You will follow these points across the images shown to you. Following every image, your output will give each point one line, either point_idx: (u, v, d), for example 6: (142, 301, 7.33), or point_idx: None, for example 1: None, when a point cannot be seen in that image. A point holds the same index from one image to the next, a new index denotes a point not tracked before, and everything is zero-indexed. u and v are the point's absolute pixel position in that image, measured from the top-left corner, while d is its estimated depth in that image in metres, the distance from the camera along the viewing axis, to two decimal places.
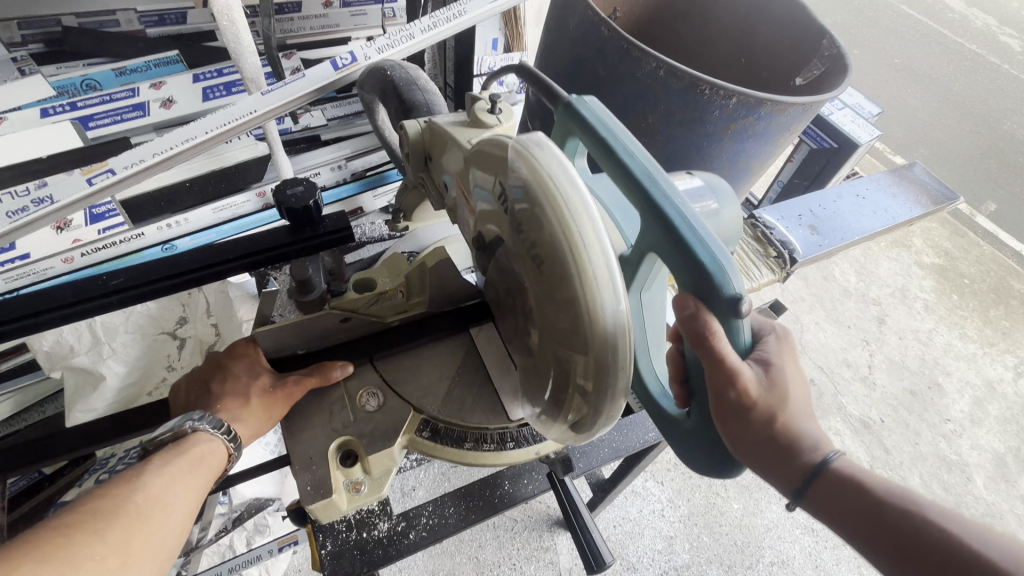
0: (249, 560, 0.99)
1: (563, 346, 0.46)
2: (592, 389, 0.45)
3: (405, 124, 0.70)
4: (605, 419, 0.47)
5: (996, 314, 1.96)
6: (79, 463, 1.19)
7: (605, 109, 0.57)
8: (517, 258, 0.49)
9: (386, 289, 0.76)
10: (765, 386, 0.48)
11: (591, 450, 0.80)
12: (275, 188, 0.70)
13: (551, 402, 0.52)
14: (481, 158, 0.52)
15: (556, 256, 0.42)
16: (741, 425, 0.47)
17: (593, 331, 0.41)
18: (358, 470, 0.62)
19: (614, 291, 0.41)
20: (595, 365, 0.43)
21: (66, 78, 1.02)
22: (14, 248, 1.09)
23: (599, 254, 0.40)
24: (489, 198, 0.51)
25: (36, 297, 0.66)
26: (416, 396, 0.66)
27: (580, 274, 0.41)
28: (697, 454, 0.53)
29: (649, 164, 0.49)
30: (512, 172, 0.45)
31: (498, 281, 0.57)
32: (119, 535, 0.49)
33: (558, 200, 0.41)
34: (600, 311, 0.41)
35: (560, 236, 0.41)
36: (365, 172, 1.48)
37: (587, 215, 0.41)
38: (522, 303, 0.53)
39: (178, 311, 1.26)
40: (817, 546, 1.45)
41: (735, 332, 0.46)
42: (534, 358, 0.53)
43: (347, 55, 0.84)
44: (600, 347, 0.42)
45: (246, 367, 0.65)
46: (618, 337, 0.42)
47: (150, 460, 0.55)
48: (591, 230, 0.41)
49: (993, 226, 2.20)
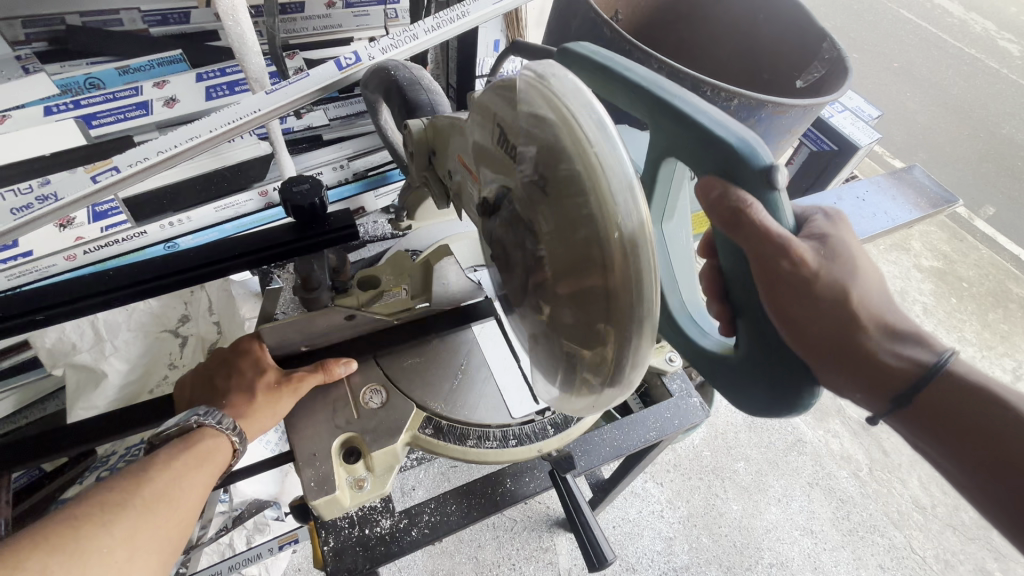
0: (250, 558, 0.99)
1: (583, 288, 0.44)
2: (618, 333, 0.42)
3: (408, 122, 0.71)
4: (632, 371, 0.44)
5: (994, 318, 1.97)
6: (81, 459, 1.20)
7: (599, 49, 0.55)
8: (530, 208, 0.47)
9: (391, 287, 0.75)
10: (816, 260, 0.49)
11: (593, 448, 0.80)
12: (281, 186, 0.70)
13: (574, 364, 0.51)
14: (486, 116, 0.52)
15: (572, 182, 0.40)
16: (801, 300, 0.48)
17: (618, 258, 0.39)
18: (360, 467, 0.62)
19: (636, 204, 0.38)
20: (620, 299, 0.40)
21: (70, 77, 1.03)
22: (18, 246, 1.09)
23: (618, 171, 0.38)
24: (497, 155, 0.50)
25: (44, 292, 0.66)
26: (418, 393, 0.67)
27: (598, 193, 0.38)
28: (756, 391, 0.50)
29: (651, 76, 0.48)
30: (521, 115, 0.44)
31: (506, 247, 0.55)
32: (125, 530, 0.49)
33: (572, 122, 0.39)
34: (622, 230, 0.38)
35: (577, 161, 0.39)
36: (366, 172, 1.49)
37: (601, 130, 0.38)
38: (536, 262, 0.50)
39: (180, 309, 1.25)
40: (816, 547, 1.45)
41: (776, 208, 0.44)
42: (552, 318, 0.51)
43: (349, 55, 0.84)
44: (625, 276, 0.39)
45: (251, 363, 0.65)
46: (644, 260, 0.38)
47: (157, 454, 0.55)
48: (609, 150, 0.38)
49: (991, 230, 2.21)
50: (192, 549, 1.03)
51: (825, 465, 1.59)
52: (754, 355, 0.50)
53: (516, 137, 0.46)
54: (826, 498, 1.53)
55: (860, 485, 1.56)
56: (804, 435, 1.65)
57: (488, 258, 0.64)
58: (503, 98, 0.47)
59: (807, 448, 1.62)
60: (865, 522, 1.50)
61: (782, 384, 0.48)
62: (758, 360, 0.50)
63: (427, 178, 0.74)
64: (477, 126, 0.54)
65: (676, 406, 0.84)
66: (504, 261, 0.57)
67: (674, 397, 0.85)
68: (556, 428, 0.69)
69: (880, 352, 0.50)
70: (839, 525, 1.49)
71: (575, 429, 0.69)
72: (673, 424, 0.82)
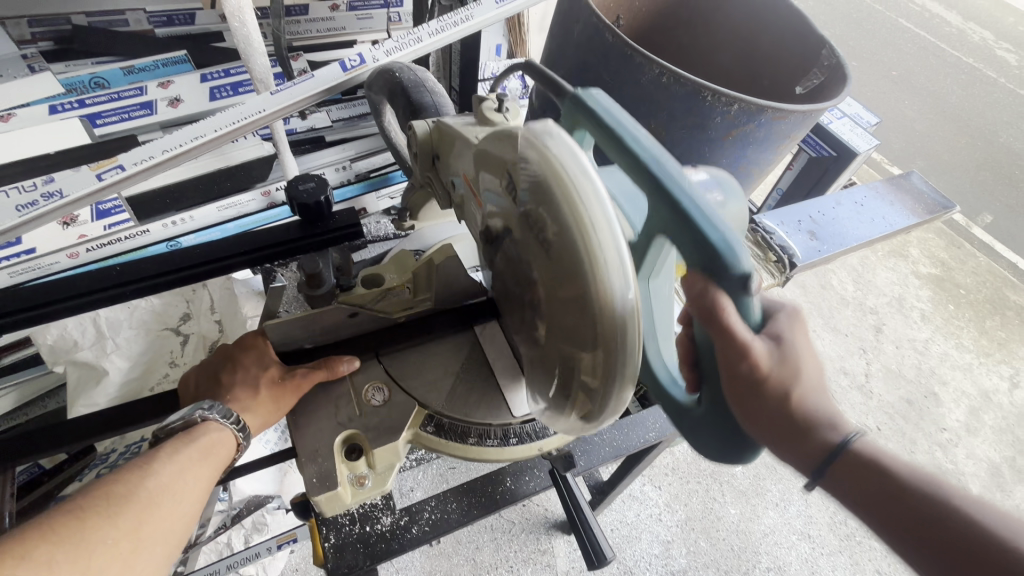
0: (249, 557, 0.99)
1: (569, 329, 0.46)
2: (601, 376, 0.45)
3: (414, 124, 0.72)
4: (614, 405, 0.47)
5: (991, 325, 1.98)
6: (81, 457, 1.20)
7: (615, 105, 0.52)
8: (526, 248, 0.49)
9: (395, 284, 0.77)
10: (779, 358, 0.46)
11: (593, 448, 0.81)
12: (287, 183, 0.72)
13: (557, 397, 0.54)
14: (493, 147, 0.53)
15: (563, 237, 0.42)
16: (753, 396, 0.45)
17: (603, 313, 0.41)
18: (362, 464, 0.63)
19: (625, 278, 0.40)
20: (604, 355, 0.43)
21: (74, 76, 1.03)
22: (21, 242, 1.10)
23: (608, 237, 0.40)
24: (498, 188, 0.52)
25: (52, 287, 0.67)
26: (420, 391, 0.68)
27: (590, 259, 0.40)
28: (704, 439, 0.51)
29: (654, 148, 0.46)
30: (523, 164, 0.45)
31: (506, 272, 0.57)
32: (130, 521, 0.50)
33: (570, 190, 0.41)
34: (610, 292, 0.41)
35: (570, 220, 0.41)
36: (368, 174, 1.47)
37: (597, 201, 0.40)
38: (531, 293, 0.53)
39: (182, 307, 1.25)
40: (813, 552, 1.45)
41: (746, 310, 0.44)
42: (542, 348, 0.54)
43: (354, 57, 0.86)
44: (609, 329, 0.42)
45: (256, 359, 0.66)
46: (629, 326, 0.42)
47: (163, 446, 0.56)
48: (600, 213, 0.40)
49: (989, 237, 2.22)
50: (190, 547, 1.03)
51: None
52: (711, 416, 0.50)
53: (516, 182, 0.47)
54: (824, 502, 1.53)
55: None
56: None
57: (487, 268, 0.66)
58: (506, 142, 0.49)
59: None
60: (862, 527, 1.50)
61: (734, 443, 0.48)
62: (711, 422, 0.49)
63: (430, 180, 0.75)
64: (479, 155, 0.56)
65: None
66: (503, 286, 0.62)
67: None
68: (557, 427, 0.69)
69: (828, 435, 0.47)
70: (836, 530, 1.49)
71: None
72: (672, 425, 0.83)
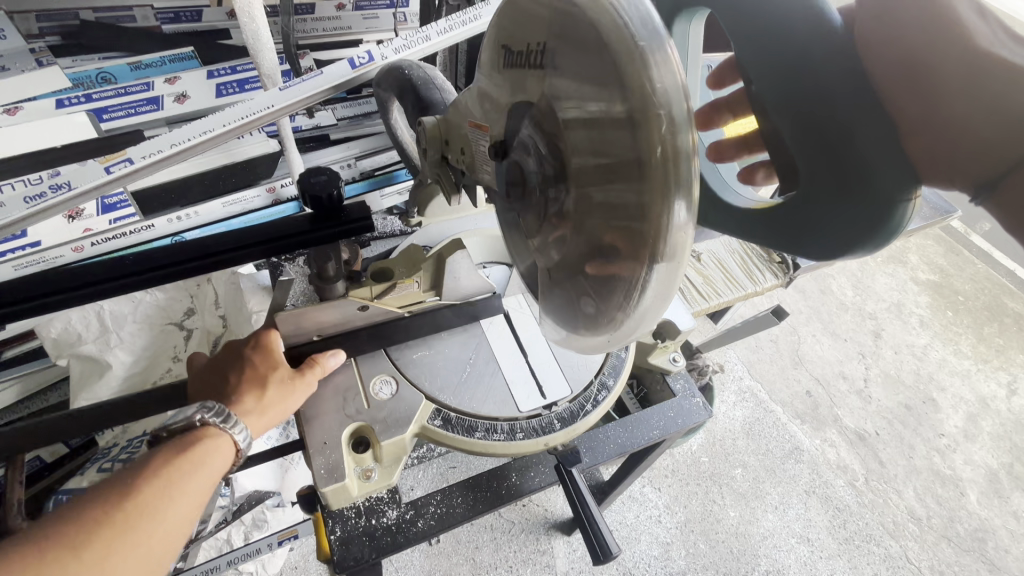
0: (248, 553, 0.99)
1: (611, 205, 0.41)
2: (647, 247, 0.38)
3: (424, 119, 0.72)
4: (666, 279, 0.40)
5: (990, 331, 1.99)
6: (81, 452, 1.21)
7: None
8: (557, 122, 0.45)
9: (404, 279, 0.75)
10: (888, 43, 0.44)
11: (598, 445, 0.81)
12: (299, 177, 0.71)
13: (592, 298, 0.49)
14: (523, 30, 0.48)
15: (603, 70, 0.37)
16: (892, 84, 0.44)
17: (651, 157, 0.35)
18: (369, 458, 0.66)
19: (684, 113, 0.33)
20: (648, 218, 0.37)
21: (81, 71, 1.03)
22: (26, 235, 1.10)
23: (654, 38, 0.34)
24: (529, 78, 0.48)
25: (62, 276, 0.67)
26: (426, 384, 0.72)
27: (634, 75, 0.34)
28: (827, 242, 0.54)
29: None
30: (565, 27, 0.41)
31: (525, 188, 0.54)
32: (98, 550, 0.47)
33: (618, 23, 0.35)
34: (659, 120, 0.34)
35: (613, 48, 0.35)
36: (373, 172, 1.47)
37: (646, 32, 0.34)
38: (556, 196, 0.49)
39: (186, 302, 1.29)
40: (813, 555, 1.45)
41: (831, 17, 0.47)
42: (575, 254, 0.49)
43: (364, 54, 0.88)
44: (656, 181, 0.35)
45: (262, 356, 0.66)
46: (685, 179, 0.34)
47: (147, 462, 0.54)
48: (642, 28, 0.35)
49: (988, 245, 2.24)
50: (189, 542, 1.04)
51: (822, 472, 1.60)
52: (825, 189, 0.52)
53: (548, 56, 0.44)
54: (823, 506, 1.53)
55: (857, 494, 1.57)
56: (802, 443, 1.65)
57: (504, 225, 0.66)
58: (530, 23, 0.47)
59: (805, 456, 1.62)
60: (861, 531, 1.50)
61: (871, 202, 0.48)
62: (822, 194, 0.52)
63: (438, 174, 0.75)
64: (500, 64, 0.54)
65: (679, 405, 0.85)
66: (521, 217, 0.58)
67: (677, 397, 0.86)
68: (562, 423, 0.72)
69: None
70: (835, 533, 1.49)
71: (580, 425, 0.73)
72: (676, 423, 0.83)
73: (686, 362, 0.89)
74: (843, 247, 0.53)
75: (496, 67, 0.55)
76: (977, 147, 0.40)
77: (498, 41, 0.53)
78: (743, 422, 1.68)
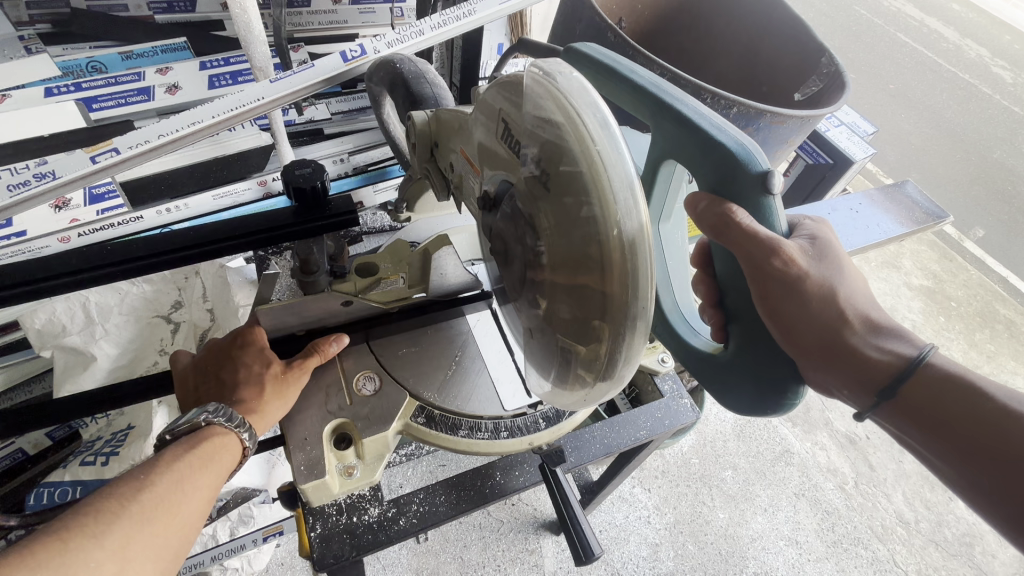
0: (234, 547, 1.00)
1: (578, 277, 0.45)
2: (612, 326, 0.44)
3: (413, 113, 0.71)
4: (627, 354, 0.45)
5: (981, 337, 1.86)
6: (64, 444, 1.20)
7: (601, 48, 0.65)
8: (532, 198, 0.49)
9: (388, 274, 0.76)
10: (814, 259, 0.58)
11: (584, 446, 0.81)
12: (284, 169, 0.72)
13: (564, 346, 0.53)
14: (505, 111, 0.50)
15: (573, 177, 0.41)
16: (794, 297, 0.56)
17: (614, 249, 0.40)
18: (351, 455, 0.65)
19: (636, 204, 0.40)
20: (617, 287, 0.41)
21: (71, 60, 1.02)
22: (11, 225, 1.09)
23: (618, 168, 0.40)
24: (501, 148, 0.53)
25: (44, 263, 0.66)
26: (412, 382, 0.71)
27: (597, 182, 0.40)
28: (742, 396, 0.59)
29: (652, 76, 0.58)
30: (532, 110, 0.45)
31: (506, 239, 0.56)
32: (117, 540, 0.47)
33: (576, 117, 0.41)
34: (620, 227, 0.40)
35: (583, 164, 0.40)
36: (366, 167, 1.45)
37: (603, 132, 0.40)
38: (533, 252, 0.52)
39: (174, 294, 1.28)
40: (800, 558, 1.45)
41: (767, 211, 0.53)
42: (549, 297, 0.52)
43: (355, 48, 0.83)
44: (621, 265, 0.40)
45: (257, 356, 0.66)
46: (641, 262, 0.40)
47: (157, 460, 0.55)
48: (612, 151, 0.40)
49: (981, 251, 2.06)
50: None
51: (812, 475, 1.60)
52: (746, 361, 0.58)
53: (522, 138, 0.48)
54: (812, 509, 1.53)
55: (846, 498, 1.56)
56: (792, 446, 1.65)
57: (485, 244, 0.65)
58: (507, 96, 0.50)
59: (794, 459, 1.63)
60: (849, 534, 1.50)
61: (778, 385, 0.56)
62: (751, 360, 0.58)
63: (427, 169, 0.75)
64: (481, 128, 0.56)
65: (665, 406, 0.85)
66: (504, 255, 0.58)
67: (663, 397, 0.86)
68: (547, 422, 0.72)
69: (883, 348, 0.57)
70: (823, 536, 1.49)
71: (564, 423, 0.73)
72: (663, 424, 0.83)
73: (673, 362, 0.89)
74: (752, 407, 0.58)
75: (478, 122, 0.57)
76: (861, 376, 0.56)
77: (479, 101, 0.56)
78: (734, 425, 1.68)
